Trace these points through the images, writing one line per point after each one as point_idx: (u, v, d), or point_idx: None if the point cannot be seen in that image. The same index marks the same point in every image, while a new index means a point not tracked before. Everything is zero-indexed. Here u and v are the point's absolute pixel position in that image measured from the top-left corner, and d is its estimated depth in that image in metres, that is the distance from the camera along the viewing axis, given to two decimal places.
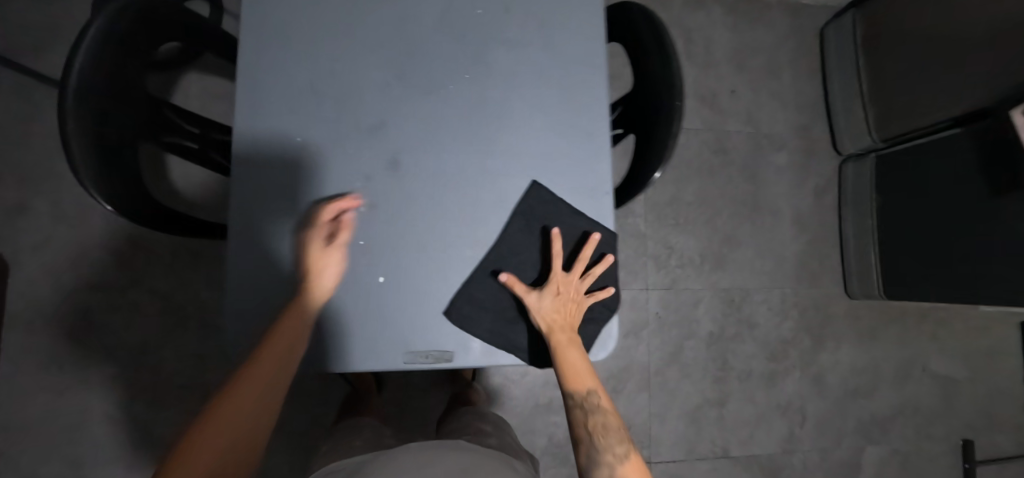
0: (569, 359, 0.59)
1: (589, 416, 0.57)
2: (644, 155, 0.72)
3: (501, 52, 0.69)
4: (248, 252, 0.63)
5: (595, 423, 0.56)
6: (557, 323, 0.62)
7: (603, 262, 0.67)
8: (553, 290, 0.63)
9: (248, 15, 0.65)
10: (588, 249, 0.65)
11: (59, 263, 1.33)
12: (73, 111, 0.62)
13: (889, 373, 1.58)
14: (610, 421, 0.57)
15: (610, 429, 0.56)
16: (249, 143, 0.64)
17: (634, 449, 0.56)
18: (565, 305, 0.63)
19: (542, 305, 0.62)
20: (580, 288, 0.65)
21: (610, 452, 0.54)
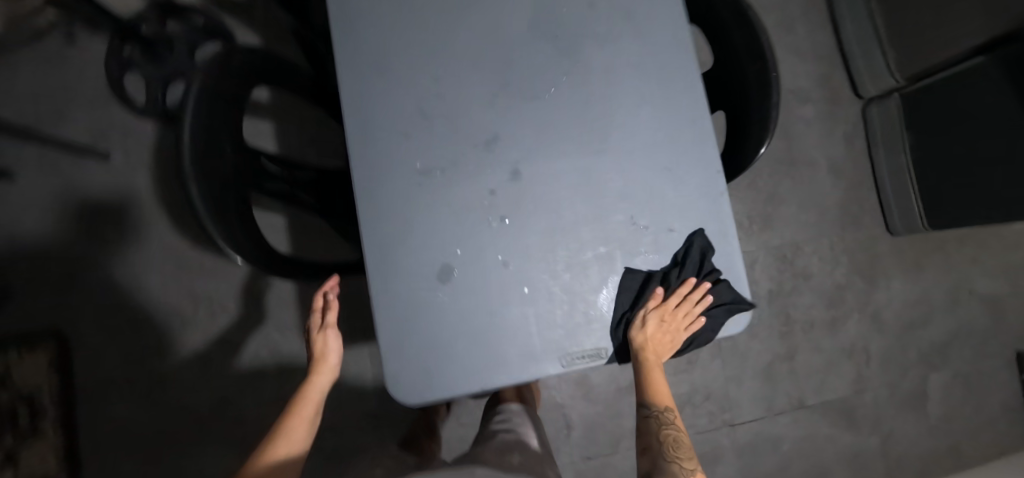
0: (653, 380, 0.68)
1: (661, 432, 0.69)
2: (743, 131, 0.73)
3: (595, 49, 0.69)
4: (390, 286, 0.62)
5: (668, 437, 0.68)
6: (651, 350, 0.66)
7: (704, 302, 0.67)
8: (658, 318, 0.66)
9: (344, 53, 0.65)
10: (695, 293, 0.66)
11: (123, 329, 1.32)
12: (195, 175, 0.63)
13: (940, 301, 1.62)
14: (681, 438, 0.69)
15: (682, 447, 0.68)
16: (370, 177, 0.63)
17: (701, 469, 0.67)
18: (663, 332, 0.67)
19: (644, 328, 0.65)
20: (680, 323, 0.68)
21: (678, 464, 0.65)
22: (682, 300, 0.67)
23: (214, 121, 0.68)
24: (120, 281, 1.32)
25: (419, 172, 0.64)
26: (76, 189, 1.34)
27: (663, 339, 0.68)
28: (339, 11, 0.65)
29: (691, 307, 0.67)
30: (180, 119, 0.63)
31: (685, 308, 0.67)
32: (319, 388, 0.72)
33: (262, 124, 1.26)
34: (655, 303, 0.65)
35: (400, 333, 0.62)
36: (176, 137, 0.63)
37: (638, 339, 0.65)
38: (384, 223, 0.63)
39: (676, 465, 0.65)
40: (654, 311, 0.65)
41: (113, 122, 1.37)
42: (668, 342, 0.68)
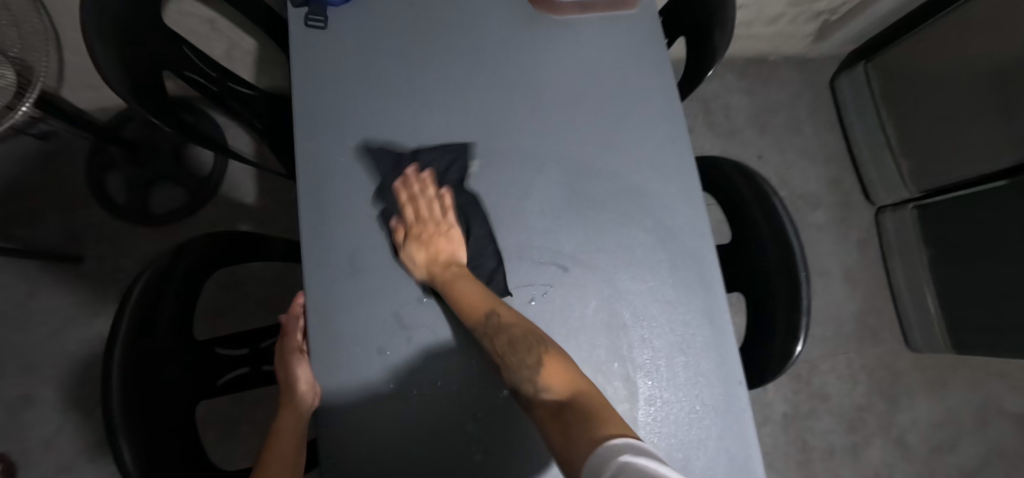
0: (450, 294, 0.56)
1: (498, 346, 0.53)
2: (766, 323, 0.65)
3: (600, 242, 0.62)
4: None
5: (502, 346, 0.53)
6: (435, 264, 0.58)
7: (422, 182, 0.61)
8: (415, 240, 0.58)
9: (310, 252, 0.57)
10: (406, 184, 0.60)
11: (70, 458, 1.17)
12: (122, 420, 0.49)
13: (968, 421, 1.47)
14: (517, 335, 0.53)
15: (519, 345, 0.52)
16: (335, 402, 0.54)
17: (554, 353, 0.52)
18: (427, 250, 0.59)
19: (409, 257, 0.57)
20: (433, 221, 0.61)
21: (525, 367, 0.51)
22: (419, 198, 0.61)
23: (151, 343, 0.55)
24: (77, 402, 1.20)
25: (394, 393, 0.55)
26: (42, 296, 1.25)
27: (435, 249, 0.59)
28: (311, 207, 0.59)
29: (431, 198, 0.62)
30: (110, 359, 0.50)
31: (426, 201, 0.61)
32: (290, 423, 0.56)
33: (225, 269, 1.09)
34: (400, 230, 0.59)
35: None
36: (102, 381, 0.49)
37: (420, 272, 0.57)
38: (355, 462, 0.53)
39: (523, 371, 0.51)
40: (407, 236, 0.58)
41: (89, 223, 1.28)
42: (444, 241, 0.60)
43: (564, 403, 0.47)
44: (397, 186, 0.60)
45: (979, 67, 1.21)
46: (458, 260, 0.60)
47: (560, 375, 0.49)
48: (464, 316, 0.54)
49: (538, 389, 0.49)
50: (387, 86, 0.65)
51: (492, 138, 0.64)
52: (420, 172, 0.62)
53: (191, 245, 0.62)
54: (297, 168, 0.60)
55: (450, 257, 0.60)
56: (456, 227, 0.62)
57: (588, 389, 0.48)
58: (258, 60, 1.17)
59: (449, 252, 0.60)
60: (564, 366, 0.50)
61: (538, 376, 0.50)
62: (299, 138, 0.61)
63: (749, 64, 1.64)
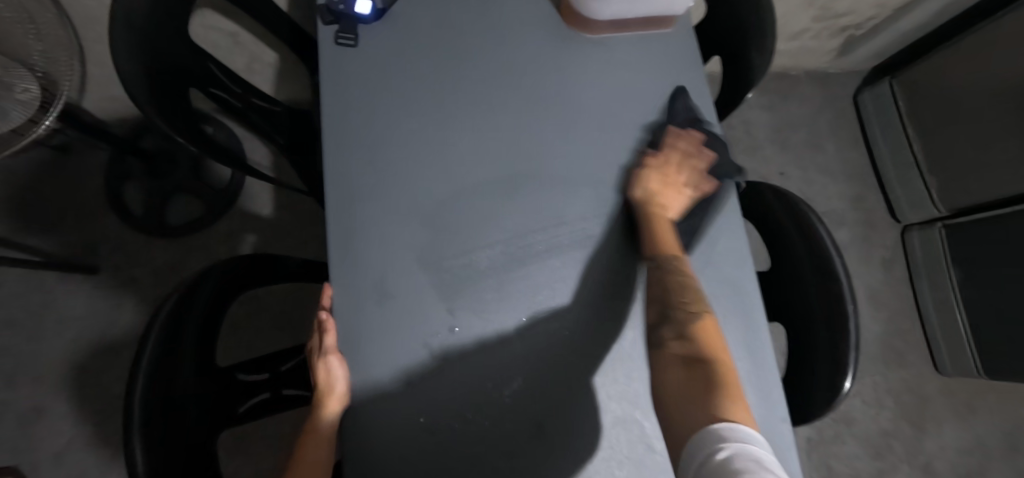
0: (660, 228, 0.58)
1: (669, 282, 0.55)
2: (809, 355, 0.62)
3: (637, 270, 0.60)
4: None
5: (673, 282, 0.54)
6: (652, 201, 0.60)
7: (699, 156, 0.64)
8: (658, 173, 0.61)
9: (339, 276, 0.56)
10: (688, 142, 0.63)
11: (81, 473, 1.15)
12: (146, 454, 0.47)
13: (998, 449, 1.42)
14: (690, 283, 0.54)
15: (689, 292, 0.54)
16: (362, 438, 0.52)
17: (711, 314, 0.53)
18: (665, 186, 0.61)
19: (644, 180, 0.61)
20: (681, 181, 0.63)
21: (682, 311, 0.52)
22: (681, 147, 0.63)
23: (174, 373, 0.53)
24: (88, 416, 1.19)
25: (423, 428, 0.53)
26: (57, 307, 1.25)
27: (666, 193, 0.61)
28: (340, 231, 0.57)
29: (689, 155, 0.64)
30: (135, 387, 0.49)
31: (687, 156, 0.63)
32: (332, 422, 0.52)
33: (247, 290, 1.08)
34: (654, 159, 0.62)
35: None
36: (125, 417, 0.47)
37: (640, 193, 0.60)
38: None
39: (678, 311, 0.53)
40: (650, 164, 0.62)
41: (106, 234, 1.28)
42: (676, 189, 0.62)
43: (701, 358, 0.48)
44: (676, 131, 0.63)
45: (1008, 86, 1.19)
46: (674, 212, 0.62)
47: (713, 339, 0.50)
48: (653, 246, 0.57)
49: (678, 337, 0.52)
50: (418, 105, 0.63)
51: (524, 160, 0.62)
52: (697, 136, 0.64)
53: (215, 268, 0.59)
54: (326, 190, 0.59)
55: (673, 207, 0.62)
56: (687, 194, 0.64)
57: (725, 361, 0.50)
58: (278, 73, 1.16)
59: (675, 201, 0.62)
60: (718, 336, 0.52)
61: (688, 326, 0.52)
62: (327, 159, 0.60)
63: (770, 79, 1.61)
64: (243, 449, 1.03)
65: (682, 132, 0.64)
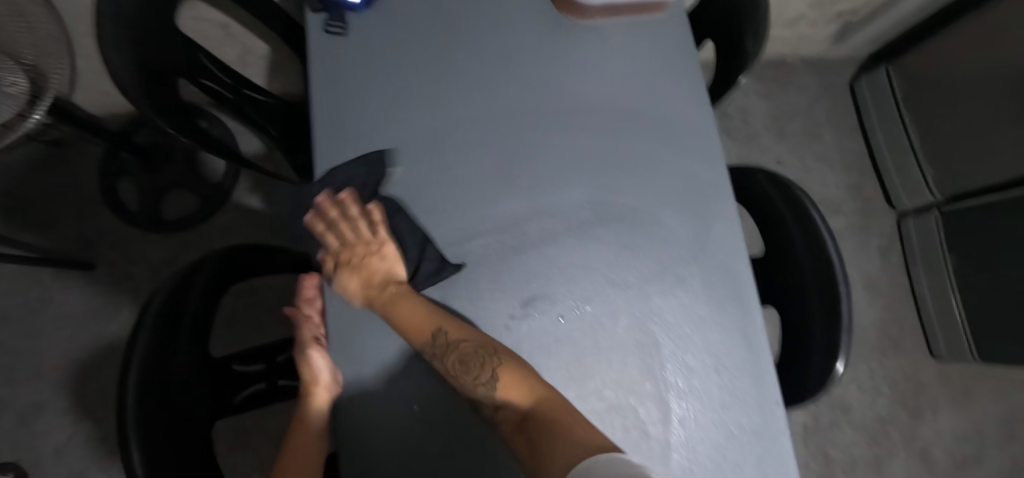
0: (393, 314, 0.51)
1: (450, 365, 0.48)
2: (804, 338, 0.62)
3: (629, 259, 0.60)
4: None
5: (452, 365, 0.48)
6: (370, 282, 0.54)
7: (356, 206, 0.56)
8: (353, 261, 0.54)
9: (331, 267, 0.55)
10: (331, 212, 0.56)
11: (82, 467, 1.16)
12: (140, 444, 0.46)
13: (994, 434, 1.43)
14: (467, 351, 0.48)
15: (473, 361, 0.48)
16: (356, 427, 0.52)
17: (504, 365, 0.47)
18: (358, 271, 0.54)
19: (342, 282, 0.54)
20: (365, 241, 0.56)
21: (481, 386, 0.46)
22: (352, 223, 0.56)
23: (167, 362, 0.53)
24: (88, 411, 1.19)
25: (417, 416, 0.53)
26: (54, 302, 1.25)
27: (367, 268, 0.54)
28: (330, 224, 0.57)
29: (359, 214, 0.56)
30: (126, 374, 0.47)
31: (362, 224, 0.56)
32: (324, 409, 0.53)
33: (249, 281, 1.09)
34: (332, 258, 0.55)
35: None
36: (116, 407, 0.47)
37: (354, 292, 0.54)
38: None
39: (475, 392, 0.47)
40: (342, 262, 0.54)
41: (102, 230, 1.27)
42: (379, 257, 0.55)
43: (535, 414, 0.43)
44: (318, 211, 0.56)
45: (1004, 70, 1.18)
46: (400, 271, 0.55)
47: (518, 388, 0.46)
48: (408, 337, 0.50)
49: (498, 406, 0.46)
50: (409, 96, 0.62)
51: (516, 149, 0.62)
52: (336, 194, 0.56)
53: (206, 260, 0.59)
54: (317, 181, 0.58)
55: (392, 266, 0.55)
56: (389, 242, 0.56)
57: (550, 393, 0.46)
58: (271, 65, 1.15)
59: (382, 263, 0.55)
60: (521, 373, 0.47)
61: (495, 393, 0.46)
62: (319, 149, 0.59)
63: (767, 67, 1.61)
64: (241, 440, 1.03)
65: (338, 207, 0.56)
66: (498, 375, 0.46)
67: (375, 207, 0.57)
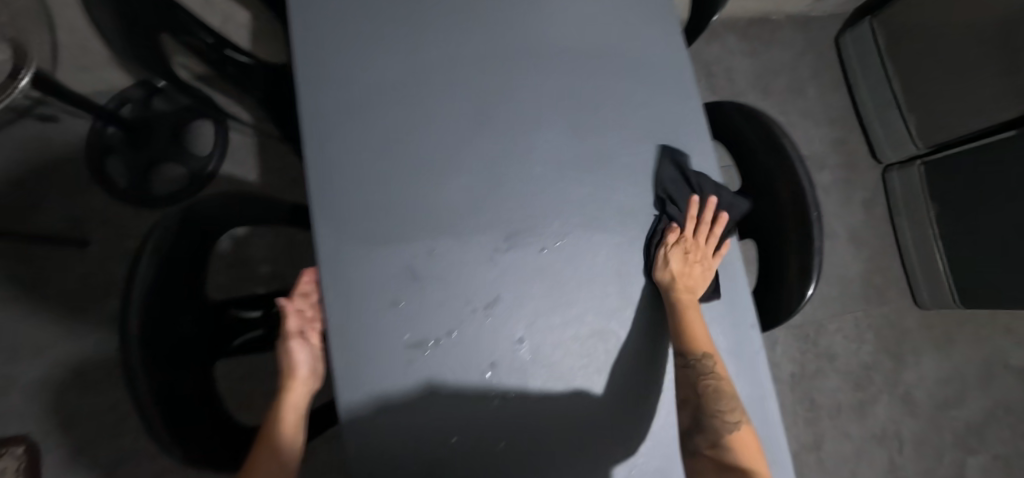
0: (694, 320, 0.57)
1: (706, 386, 0.55)
2: (778, 267, 0.66)
3: (610, 193, 0.62)
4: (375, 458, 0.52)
5: (707, 388, 0.54)
6: (683, 287, 0.58)
7: (718, 222, 0.62)
8: (686, 256, 0.59)
9: (319, 207, 0.56)
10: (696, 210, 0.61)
11: (94, 436, 1.20)
12: (145, 375, 0.50)
13: (973, 377, 1.48)
14: (724, 388, 0.55)
15: (724, 399, 0.54)
16: (354, 354, 0.53)
17: (743, 423, 0.55)
18: (693, 268, 0.59)
19: (668, 264, 0.58)
20: (708, 252, 0.61)
21: (718, 418, 0.54)
22: (704, 225, 0.61)
23: (166, 304, 0.55)
24: (93, 384, 1.23)
25: (412, 343, 0.54)
26: (50, 280, 1.26)
27: (694, 273, 0.59)
28: (316, 164, 0.57)
29: (713, 228, 0.62)
30: (127, 312, 0.51)
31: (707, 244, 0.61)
32: (297, 406, 0.58)
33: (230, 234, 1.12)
34: (673, 237, 0.60)
35: None
36: (122, 342, 0.50)
37: (666, 278, 0.58)
38: (377, 417, 0.53)
39: (712, 420, 0.54)
40: (677, 246, 0.59)
41: (92, 208, 1.28)
42: (703, 280, 0.59)
43: (738, 467, 0.52)
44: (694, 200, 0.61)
45: (986, 20, 1.19)
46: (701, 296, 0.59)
47: (746, 446, 0.54)
48: (689, 342, 0.56)
49: (713, 444, 0.54)
50: (390, 39, 0.62)
51: (499, 91, 0.63)
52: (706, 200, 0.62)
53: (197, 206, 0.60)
54: (301, 123, 0.58)
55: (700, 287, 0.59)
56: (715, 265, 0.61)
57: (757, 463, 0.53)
58: (253, 34, 1.15)
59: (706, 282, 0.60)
60: (752, 438, 0.54)
61: (723, 434, 0.54)
62: (302, 92, 0.59)
63: (752, 24, 1.60)
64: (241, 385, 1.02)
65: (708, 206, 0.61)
66: (740, 429, 0.54)
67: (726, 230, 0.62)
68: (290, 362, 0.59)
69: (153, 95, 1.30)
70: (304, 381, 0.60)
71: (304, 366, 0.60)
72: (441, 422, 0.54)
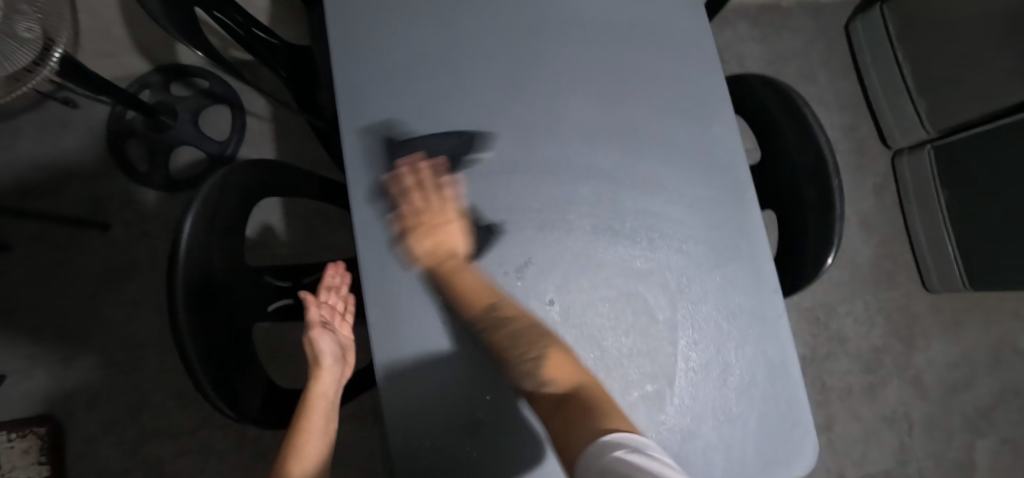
0: (455, 288, 0.54)
1: (499, 341, 0.52)
2: (800, 237, 0.67)
3: (637, 162, 0.63)
4: (410, 417, 0.54)
5: (504, 340, 0.52)
6: (434, 257, 0.55)
7: (437, 174, 0.58)
8: (424, 226, 0.56)
9: (354, 174, 0.58)
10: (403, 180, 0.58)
11: (119, 416, 1.23)
12: (188, 327, 0.51)
13: (982, 360, 1.50)
14: (517, 331, 0.52)
15: (521, 341, 0.51)
16: (389, 315, 0.55)
17: (551, 349, 0.51)
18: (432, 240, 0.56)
19: (410, 245, 0.56)
20: (441, 211, 0.58)
21: (525, 361, 0.50)
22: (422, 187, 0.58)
23: (208, 264, 0.56)
24: (116, 365, 1.25)
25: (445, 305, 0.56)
26: (74, 262, 1.28)
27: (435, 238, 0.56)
28: (351, 131, 0.59)
29: (435, 181, 0.59)
30: (173, 265, 0.52)
31: (429, 197, 0.58)
32: (325, 394, 0.59)
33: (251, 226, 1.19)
34: (400, 215, 0.57)
35: (418, 465, 0.54)
36: (168, 298, 0.51)
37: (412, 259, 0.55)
38: (414, 374, 0.54)
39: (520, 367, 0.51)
40: (409, 224, 0.56)
41: (114, 192, 1.30)
42: (451, 230, 0.57)
43: (562, 395, 0.48)
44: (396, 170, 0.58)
45: (998, 3, 1.20)
46: (460, 249, 0.57)
47: (563, 367, 0.49)
48: (466, 309, 0.53)
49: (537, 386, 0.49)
50: (420, 11, 0.64)
51: (526, 62, 0.64)
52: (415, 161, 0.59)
53: (236, 172, 0.61)
54: (336, 93, 0.60)
55: (454, 243, 0.57)
56: (460, 213, 0.58)
57: (587, 380, 0.49)
58: (272, 18, 1.17)
59: (456, 238, 0.57)
60: (567, 357, 0.50)
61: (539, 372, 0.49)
62: (337, 62, 0.61)
63: (762, 12, 1.61)
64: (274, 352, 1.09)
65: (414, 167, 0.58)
66: (545, 356, 0.50)
67: (453, 175, 0.59)
68: (315, 351, 0.60)
69: (173, 81, 1.33)
70: (329, 369, 0.60)
71: (330, 356, 0.60)
72: (472, 385, 0.56)
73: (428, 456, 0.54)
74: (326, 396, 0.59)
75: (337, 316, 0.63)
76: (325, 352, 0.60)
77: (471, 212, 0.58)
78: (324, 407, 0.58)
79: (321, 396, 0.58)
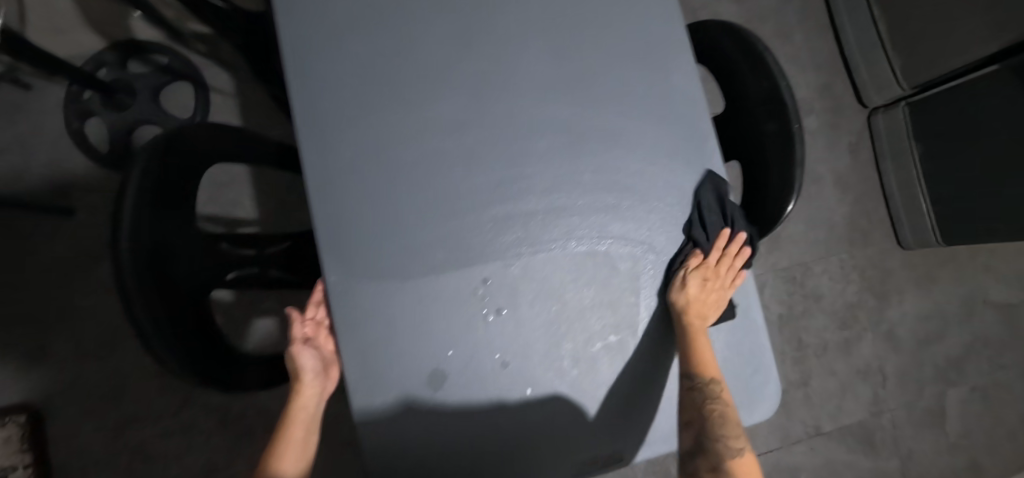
0: (706, 346, 0.58)
1: (705, 408, 0.56)
2: (763, 184, 0.67)
3: (597, 113, 0.62)
4: (374, 378, 0.54)
5: (712, 411, 0.55)
6: (698, 311, 0.58)
7: (736, 250, 0.62)
8: (700, 279, 0.59)
9: (304, 136, 0.56)
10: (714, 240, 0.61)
11: (98, 401, 1.22)
12: (139, 292, 0.50)
13: (954, 313, 1.53)
14: (727, 416, 0.55)
15: (727, 426, 0.55)
16: (349, 279, 0.54)
17: (746, 455, 0.55)
18: (709, 292, 0.60)
19: (687, 288, 0.59)
20: (726, 281, 0.61)
21: (718, 444, 0.54)
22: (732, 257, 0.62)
23: (158, 229, 0.56)
24: (92, 351, 1.24)
25: (407, 266, 0.56)
26: (39, 249, 1.25)
27: (709, 298, 0.60)
28: (299, 92, 0.57)
29: (726, 251, 0.62)
30: (118, 231, 0.51)
31: (723, 265, 0.62)
32: (306, 407, 0.60)
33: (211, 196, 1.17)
34: (695, 261, 0.60)
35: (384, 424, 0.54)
36: (116, 263, 0.50)
37: (680, 300, 0.58)
38: (377, 334, 0.54)
39: (715, 444, 0.54)
40: (692, 268, 0.60)
41: (76, 174, 1.26)
42: (720, 297, 0.60)
43: None
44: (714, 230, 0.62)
45: None
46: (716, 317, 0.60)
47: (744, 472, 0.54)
48: (699, 366, 0.56)
49: (712, 469, 0.54)
50: None
51: (479, 10, 0.62)
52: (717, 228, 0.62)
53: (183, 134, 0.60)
54: (281, 50, 0.57)
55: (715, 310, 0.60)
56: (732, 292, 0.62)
57: None
58: None
59: (722, 305, 0.61)
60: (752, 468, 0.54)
61: (723, 460, 0.54)
62: (279, 17, 0.58)
63: None
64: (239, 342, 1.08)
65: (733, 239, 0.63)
66: (737, 455, 0.54)
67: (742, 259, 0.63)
68: (295, 365, 0.61)
69: (131, 58, 1.27)
70: (310, 383, 0.61)
71: (308, 369, 0.61)
72: (436, 347, 0.55)
73: (393, 416, 0.54)
74: (307, 415, 0.60)
75: (322, 331, 0.64)
76: (305, 376, 0.61)
77: (403, 201, 0.57)
78: (306, 424, 0.59)
79: (302, 415, 0.60)
